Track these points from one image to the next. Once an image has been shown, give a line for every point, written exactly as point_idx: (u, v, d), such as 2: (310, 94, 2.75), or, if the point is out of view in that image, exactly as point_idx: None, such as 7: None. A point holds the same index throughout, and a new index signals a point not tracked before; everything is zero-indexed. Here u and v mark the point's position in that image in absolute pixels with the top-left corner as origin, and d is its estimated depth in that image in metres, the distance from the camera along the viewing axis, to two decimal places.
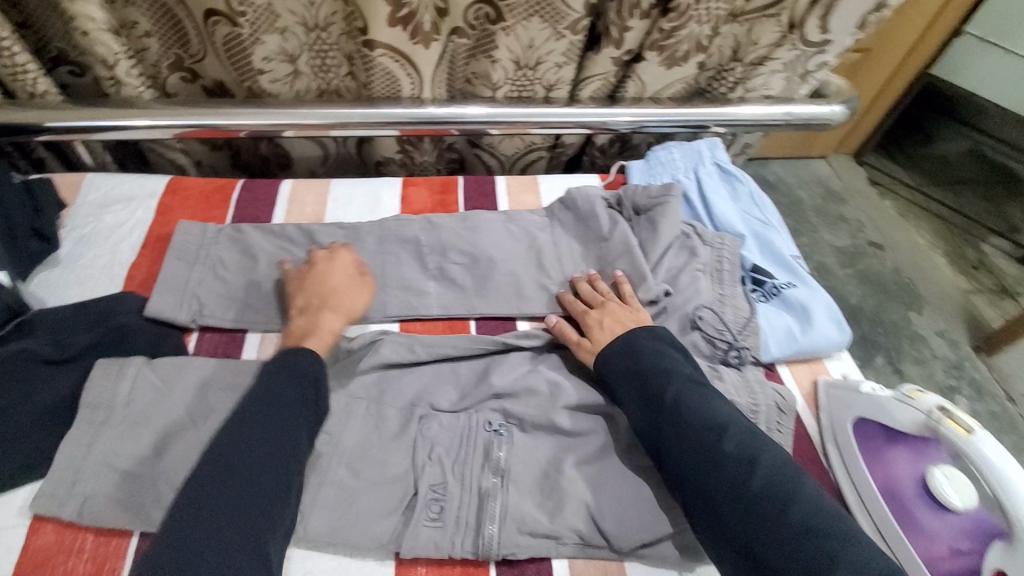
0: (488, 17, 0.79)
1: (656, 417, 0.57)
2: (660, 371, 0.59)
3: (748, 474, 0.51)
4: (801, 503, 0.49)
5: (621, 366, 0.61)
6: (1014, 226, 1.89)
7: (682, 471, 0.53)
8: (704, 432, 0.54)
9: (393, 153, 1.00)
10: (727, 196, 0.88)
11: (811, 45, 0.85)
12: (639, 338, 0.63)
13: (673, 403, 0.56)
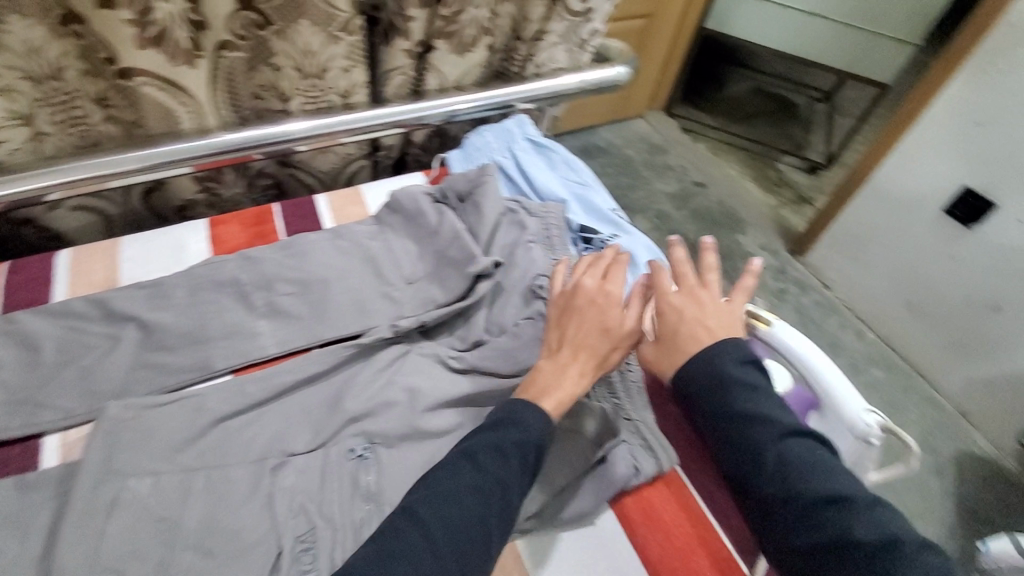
0: (256, 24, 0.73)
1: (750, 460, 0.49)
2: (757, 416, 0.50)
3: (842, 533, 0.44)
4: (824, 481, 0.47)
5: (700, 402, 0.53)
6: (798, 144, 2.22)
7: (774, 516, 0.48)
8: (803, 486, 0.47)
9: (194, 194, 0.91)
10: (545, 167, 0.92)
11: (576, 14, 0.92)
12: (709, 372, 0.53)
13: (767, 451, 0.49)
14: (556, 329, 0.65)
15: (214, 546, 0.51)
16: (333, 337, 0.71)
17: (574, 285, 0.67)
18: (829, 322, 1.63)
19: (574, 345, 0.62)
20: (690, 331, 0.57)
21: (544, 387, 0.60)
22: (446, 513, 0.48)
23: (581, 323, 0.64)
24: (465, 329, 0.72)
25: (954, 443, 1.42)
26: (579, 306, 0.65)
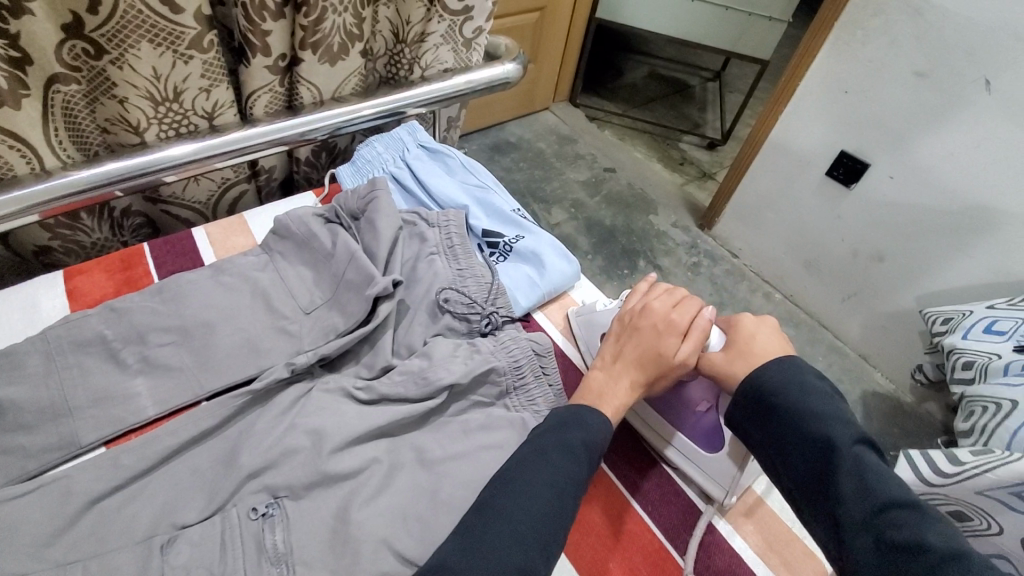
0: (89, 53, 0.65)
1: (827, 460, 0.50)
2: (832, 418, 0.52)
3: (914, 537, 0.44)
4: (888, 485, 0.47)
5: (783, 407, 0.54)
6: (695, 123, 2.32)
7: (841, 511, 0.48)
8: (884, 489, 0.47)
9: (47, 243, 0.79)
10: (443, 173, 0.89)
11: (455, 13, 0.88)
12: (798, 386, 0.55)
13: (849, 453, 0.50)
14: (616, 343, 0.65)
15: None
16: (223, 385, 0.64)
17: (643, 305, 0.67)
18: (738, 289, 1.74)
19: (638, 364, 0.63)
20: (752, 350, 0.61)
21: (598, 398, 0.62)
22: (527, 497, 0.50)
23: (638, 344, 0.63)
24: (372, 356, 0.68)
25: (859, 386, 1.54)
26: (641, 325, 0.65)
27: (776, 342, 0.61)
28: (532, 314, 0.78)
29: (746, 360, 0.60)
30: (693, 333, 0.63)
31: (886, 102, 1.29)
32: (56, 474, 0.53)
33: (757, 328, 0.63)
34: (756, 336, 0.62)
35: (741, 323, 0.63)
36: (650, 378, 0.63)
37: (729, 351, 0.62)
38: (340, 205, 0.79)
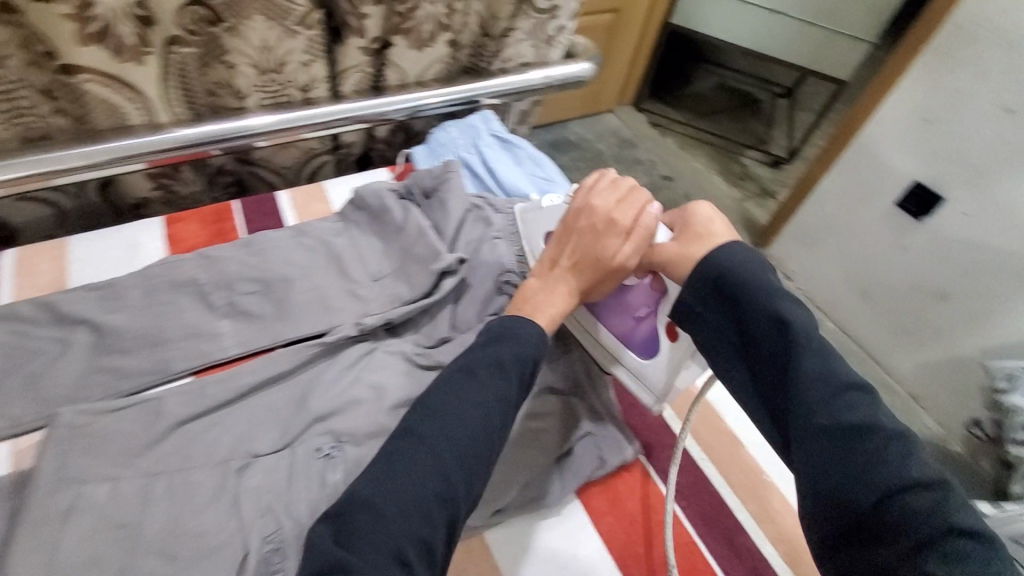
0: (207, 19, 0.70)
1: (787, 346, 0.52)
2: (783, 304, 0.54)
3: (866, 434, 0.47)
4: (840, 367, 0.51)
5: (745, 290, 0.56)
6: (761, 139, 2.27)
7: (800, 393, 0.50)
8: (843, 374, 0.51)
9: (149, 191, 0.87)
10: (511, 163, 0.92)
11: (542, 11, 0.93)
12: (755, 269, 0.57)
13: (807, 341, 0.52)
14: (555, 246, 0.66)
15: (177, 552, 0.50)
16: (297, 336, 0.70)
17: (587, 210, 0.65)
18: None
19: (588, 271, 0.64)
20: (692, 243, 0.62)
21: (530, 308, 0.63)
22: (463, 419, 0.52)
23: (577, 246, 0.64)
24: (430, 327, 0.74)
25: (906, 427, 1.48)
26: (580, 227, 0.64)
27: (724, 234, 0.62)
28: None
29: (689, 258, 0.60)
30: (633, 233, 0.63)
31: (964, 135, 1.25)
32: (149, 395, 0.59)
33: (704, 222, 0.63)
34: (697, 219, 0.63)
35: (688, 212, 0.64)
36: (585, 280, 0.64)
37: (671, 245, 0.63)
38: (414, 181, 0.83)
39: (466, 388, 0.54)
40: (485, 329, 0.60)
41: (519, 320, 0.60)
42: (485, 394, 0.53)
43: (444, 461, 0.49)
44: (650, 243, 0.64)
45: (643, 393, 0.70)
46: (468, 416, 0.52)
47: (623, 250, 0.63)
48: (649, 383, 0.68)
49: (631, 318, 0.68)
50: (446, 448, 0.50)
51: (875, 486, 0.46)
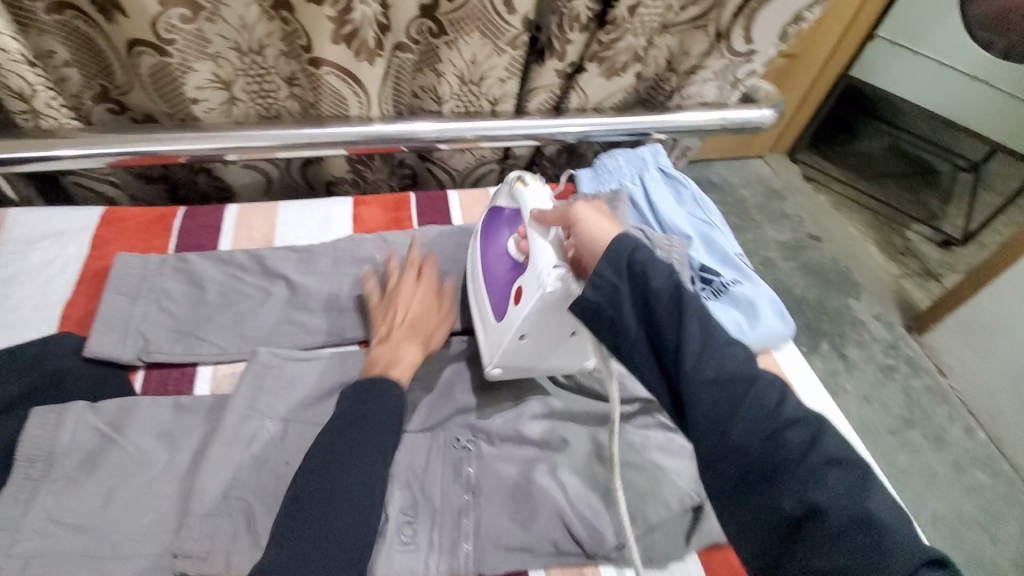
0: (431, 31, 0.80)
1: (677, 308, 0.47)
2: (658, 284, 0.48)
3: (757, 387, 0.45)
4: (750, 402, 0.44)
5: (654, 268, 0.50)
6: (933, 213, 1.92)
7: (680, 363, 0.46)
8: (724, 371, 0.45)
9: (344, 173, 0.97)
10: (673, 200, 0.90)
11: (737, 54, 0.88)
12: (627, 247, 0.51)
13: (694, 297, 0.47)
14: (365, 330, 0.69)
15: None
16: (452, 328, 0.75)
17: (386, 285, 0.72)
18: (933, 415, 1.46)
19: (388, 326, 0.66)
20: (597, 220, 0.56)
21: (403, 369, 0.62)
22: (337, 457, 0.52)
23: (379, 309, 0.69)
24: None
25: None
26: (371, 301, 0.71)
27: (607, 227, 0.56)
28: None
29: (592, 243, 0.55)
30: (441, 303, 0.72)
31: None
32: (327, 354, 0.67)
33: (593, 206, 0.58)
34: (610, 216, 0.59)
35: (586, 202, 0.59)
36: (418, 325, 0.67)
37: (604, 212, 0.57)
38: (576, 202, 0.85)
39: (356, 430, 0.54)
40: (351, 392, 0.58)
41: (352, 397, 0.57)
42: (365, 440, 0.54)
43: (359, 485, 0.51)
44: (562, 220, 0.59)
45: (485, 356, 0.65)
46: (352, 453, 0.52)
47: (445, 313, 0.70)
48: (493, 344, 0.64)
49: (500, 289, 0.66)
50: (357, 473, 0.52)
51: (754, 455, 0.43)
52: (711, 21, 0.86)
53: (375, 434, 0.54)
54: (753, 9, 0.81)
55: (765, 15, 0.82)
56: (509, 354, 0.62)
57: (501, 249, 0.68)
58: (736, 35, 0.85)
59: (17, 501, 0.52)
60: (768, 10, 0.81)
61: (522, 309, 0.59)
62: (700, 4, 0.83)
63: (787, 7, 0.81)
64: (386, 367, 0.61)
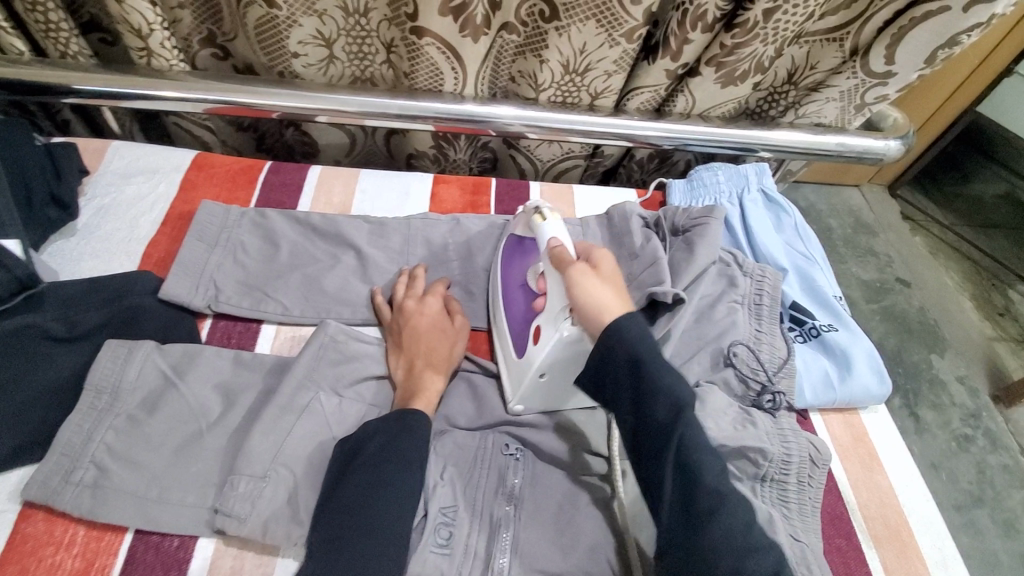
0: (542, 15, 0.74)
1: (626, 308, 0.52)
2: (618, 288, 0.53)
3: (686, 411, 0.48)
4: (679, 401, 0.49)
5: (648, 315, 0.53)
6: None
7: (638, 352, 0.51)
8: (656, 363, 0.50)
9: (427, 148, 0.95)
10: (772, 227, 0.83)
11: (873, 75, 0.79)
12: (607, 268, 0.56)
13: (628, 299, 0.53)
14: (392, 353, 0.64)
15: None
16: None
17: (395, 299, 0.68)
18: (1007, 499, 1.29)
19: (411, 354, 0.63)
20: (601, 290, 0.55)
21: (426, 401, 0.59)
22: (369, 480, 0.50)
23: (407, 338, 0.64)
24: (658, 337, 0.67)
25: None
26: (393, 325, 0.66)
27: (614, 295, 0.55)
28: (810, 412, 0.73)
29: (595, 313, 0.54)
30: (452, 310, 0.69)
31: None
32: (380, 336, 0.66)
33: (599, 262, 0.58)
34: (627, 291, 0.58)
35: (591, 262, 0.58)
36: (443, 357, 0.64)
37: (603, 295, 0.55)
38: (665, 215, 0.79)
39: (394, 450, 0.52)
40: (376, 423, 0.55)
41: (384, 423, 0.54)
42: (403, 463, 0.51)
43: (401, 512, 0.49)
44: (564, 277, 0.58)
45: (505, 391, 0.63)
46: (384, 472, 0.50)
47: (457, 324, 0.67)
48: (515, 382, 0.61)
49: (520, 329, 0.64)
50: (389, 495, 0.49)
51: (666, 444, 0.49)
52: (850, 35, 0.77)
53: (413, 457, 0.52)
54: (904, 26, 0.72)
55: (916, 36, 0.72)
56: (528, 392, 0.60)
57: (518, 281, 0.68)
58: (875, 55, 0.76)
59: (82, 429, 0.53)
60: (920, 30, 0.71)
61: (539, 352, 0.58)
62: (842, 12, 0.75)
63: (946, 29, 0.70)
64: (409, 401, 0.59)
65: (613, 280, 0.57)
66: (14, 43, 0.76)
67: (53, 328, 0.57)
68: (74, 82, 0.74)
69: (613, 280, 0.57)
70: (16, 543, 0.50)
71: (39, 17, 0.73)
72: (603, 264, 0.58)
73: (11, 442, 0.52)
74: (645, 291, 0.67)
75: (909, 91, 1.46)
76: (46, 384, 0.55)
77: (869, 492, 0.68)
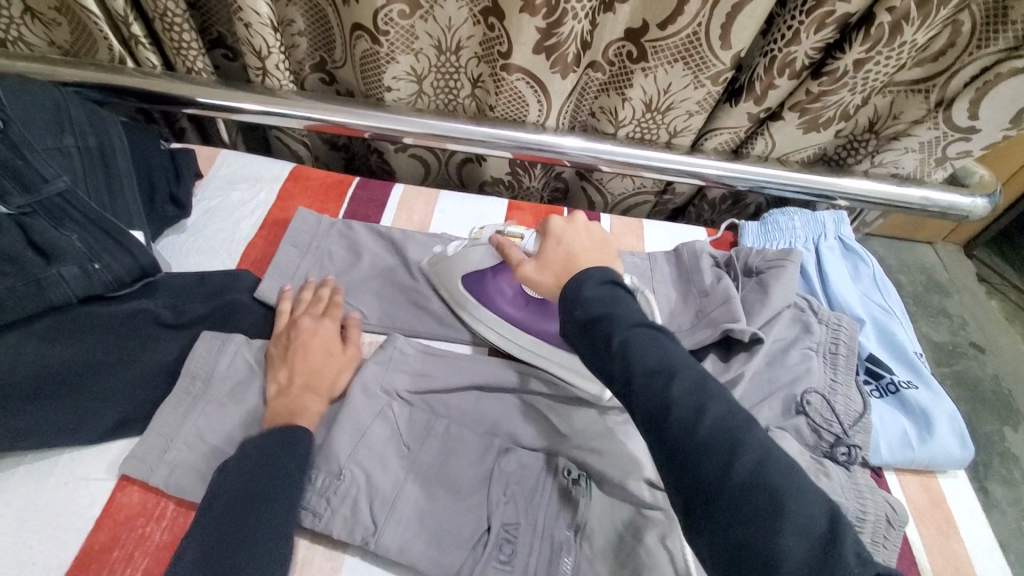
0: (630, 55, 0.76)
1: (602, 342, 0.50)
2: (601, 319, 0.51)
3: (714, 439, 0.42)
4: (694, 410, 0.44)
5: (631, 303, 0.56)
6: None
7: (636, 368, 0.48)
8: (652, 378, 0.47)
9: (501, 175, 0.98)
10: (849, 276, 0.82)
11: (957, 129, 0.77)
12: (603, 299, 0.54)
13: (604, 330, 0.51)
14: (287, 365, 0.61)
15: (438, 493, 0.57)
16: None
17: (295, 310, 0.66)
18: None
19: (294, 368, 0.61)
20: (576, 239, 0.62)
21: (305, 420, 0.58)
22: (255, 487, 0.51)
23: (297, 354, 0.62)
24: (725, 366, 0.67)
25: None
26: (283, 332, 0.64)
27: (588, 240, 0.63)
28: (884, 470, 0.70)
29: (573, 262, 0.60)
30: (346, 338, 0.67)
31: None
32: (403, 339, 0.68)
33: (565, 229, 0.63)
34: (608, 253, 0.63)
35: (554, 237, 0.62)
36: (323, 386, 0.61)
37: (563, 262, 0.60)
38: (737, 255, 0.79)
39: (263, 465, 0.52)
40: (259, 438, 0.55)
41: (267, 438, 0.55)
42: (270, 473, 0.52)
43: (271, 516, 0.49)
44: (553, 236, 0.63)
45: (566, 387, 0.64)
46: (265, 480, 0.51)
47: (341, 353, 0.64)
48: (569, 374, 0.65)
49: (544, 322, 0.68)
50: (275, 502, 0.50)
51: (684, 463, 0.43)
52: (935, 88, 0.76)
53: (280, 467, 0.52)
54: (990, 83, 0.71)
55: (1002, 92, 0.71)
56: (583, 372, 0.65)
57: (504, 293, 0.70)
58: (959, 108, 0.75)
59: (178, 412, 0.57)
60: (1007, 86, 0.70)
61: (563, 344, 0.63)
62: (927, 65, 0.74)
63: None
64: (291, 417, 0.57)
65: (591, 237, 0.63)
66: (149, 57, 0.83)
67: (163, 314, 0.62)
68: (195, 95, 0.82)
69: (590, 245, 0.62)
70: (113, 510, 0.53)
71: (174, 37, 0.80)
72: (581, 224, 0.64)
73: (116, 415, 0.57)
74: (720, 326, 0.67)
75: (992, 150, 1.41)
76: (149, 365, 0.60)
77: (948, 561, 0.64)
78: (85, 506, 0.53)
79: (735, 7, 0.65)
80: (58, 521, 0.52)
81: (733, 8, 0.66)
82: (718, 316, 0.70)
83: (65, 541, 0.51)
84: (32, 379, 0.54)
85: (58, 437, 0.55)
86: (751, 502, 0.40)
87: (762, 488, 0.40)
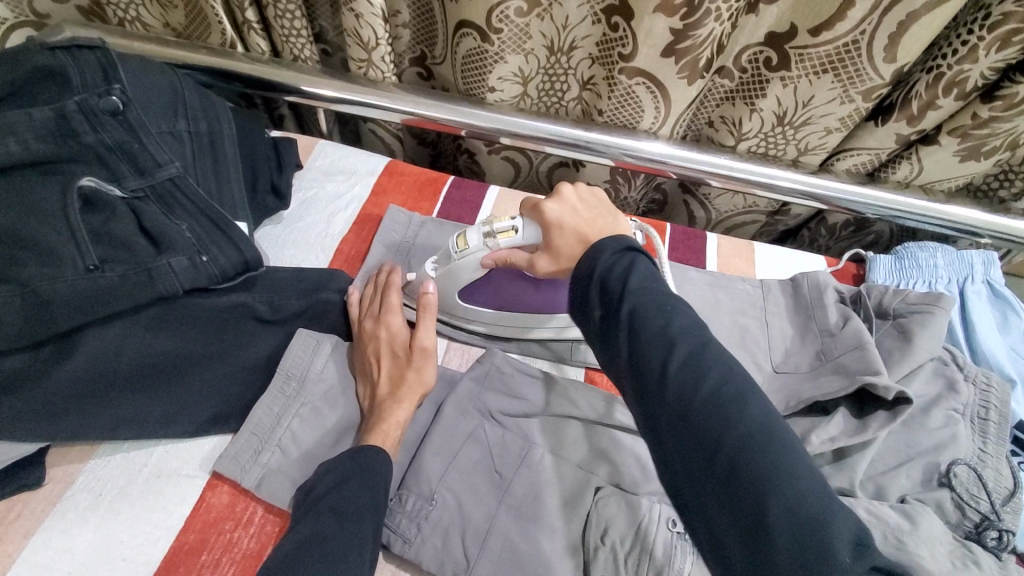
0: (767, 63, 0.69)
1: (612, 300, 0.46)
2: (615, 289, 0.46)
3: (709, 414, 0.40)
4: (714, 377, 0.41)
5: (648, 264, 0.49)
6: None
7: (638, 320, 0.44)
8: (667, 333, 0.44)
9: (600, 182, 0.92)
10: (995, 326, 0.72)
11: None
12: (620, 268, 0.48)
13: (608, 285, 0.47)
14: (374, 384, 0.59)
15: (529, 530, 0.52)
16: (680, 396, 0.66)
17: (368, 313, 0.63)
18: None
19: (380, 386, 0.58)
20: (575, 214, 0.55)
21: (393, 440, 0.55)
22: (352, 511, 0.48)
23: (385, 371, 0.58)
24: (858, 424, 0.59)
25: None
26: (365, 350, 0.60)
27: (587, 214, 0.56)
28: None
29: (579, 244, 0.54)
30: (425, 325, 0.62)
31: None
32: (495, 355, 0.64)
33: (562, 209, 0.56)
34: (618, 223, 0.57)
35: (554, 219, 0.55)
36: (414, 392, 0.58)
37: (576, 246, 0.54)
38: (868, 292, 0.70)
39: (343, 488, 0.49)
40: (353, 452, 0.52)
41: (364, 461, 0.51)
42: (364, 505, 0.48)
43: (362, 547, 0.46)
44: (542, 219, 0.57)
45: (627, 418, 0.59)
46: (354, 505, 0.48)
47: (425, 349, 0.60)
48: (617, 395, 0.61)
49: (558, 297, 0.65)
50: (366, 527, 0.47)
51: (675, 431, 0.41)
52: None
53: (365, 489, 0.49)
54: None
55: None
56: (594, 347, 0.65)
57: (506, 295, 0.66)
58: None
59: (271, 413, 0.56)
60: None
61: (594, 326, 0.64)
62: None
63: None
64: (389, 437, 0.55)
65: (596, 207, 0.57)
66: (259, 43, 0.82)
67: (261, 310, 0.60)
68: (298, 84, 0.80)
69: (593, 218, 0.55)
70: (202, 509, 0.52)
71: (285, 24, 0.79)
72: (575, 193, 0.57)
73: (212, 411, 0.56)
74: (853, 378, 0.59)
75: None
76: (245, 361, 0.58)
77: None
78: (177, 503, 0.52)
79: (911, 15, 0.57)
80: (149, 516, 0.51)
81: (908, 17, 0.57)
82: (847, 364, 0.61)
83: (155, 539, 0.50)
84: (137, 368, 0.54)
85: (155, 429, 0.54)
86: (742, 480, 0.38)
87: (753, 466, 0.38)
